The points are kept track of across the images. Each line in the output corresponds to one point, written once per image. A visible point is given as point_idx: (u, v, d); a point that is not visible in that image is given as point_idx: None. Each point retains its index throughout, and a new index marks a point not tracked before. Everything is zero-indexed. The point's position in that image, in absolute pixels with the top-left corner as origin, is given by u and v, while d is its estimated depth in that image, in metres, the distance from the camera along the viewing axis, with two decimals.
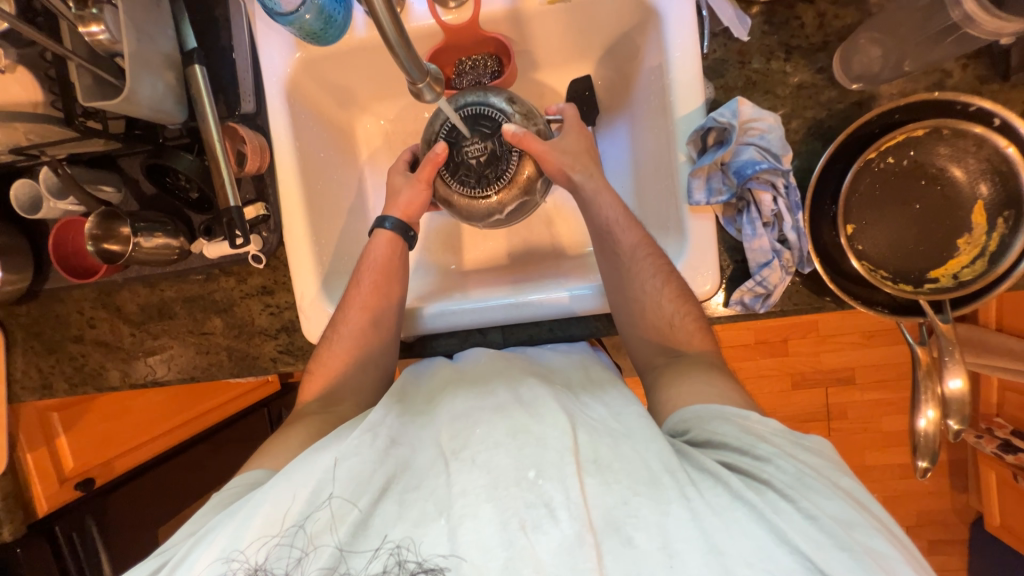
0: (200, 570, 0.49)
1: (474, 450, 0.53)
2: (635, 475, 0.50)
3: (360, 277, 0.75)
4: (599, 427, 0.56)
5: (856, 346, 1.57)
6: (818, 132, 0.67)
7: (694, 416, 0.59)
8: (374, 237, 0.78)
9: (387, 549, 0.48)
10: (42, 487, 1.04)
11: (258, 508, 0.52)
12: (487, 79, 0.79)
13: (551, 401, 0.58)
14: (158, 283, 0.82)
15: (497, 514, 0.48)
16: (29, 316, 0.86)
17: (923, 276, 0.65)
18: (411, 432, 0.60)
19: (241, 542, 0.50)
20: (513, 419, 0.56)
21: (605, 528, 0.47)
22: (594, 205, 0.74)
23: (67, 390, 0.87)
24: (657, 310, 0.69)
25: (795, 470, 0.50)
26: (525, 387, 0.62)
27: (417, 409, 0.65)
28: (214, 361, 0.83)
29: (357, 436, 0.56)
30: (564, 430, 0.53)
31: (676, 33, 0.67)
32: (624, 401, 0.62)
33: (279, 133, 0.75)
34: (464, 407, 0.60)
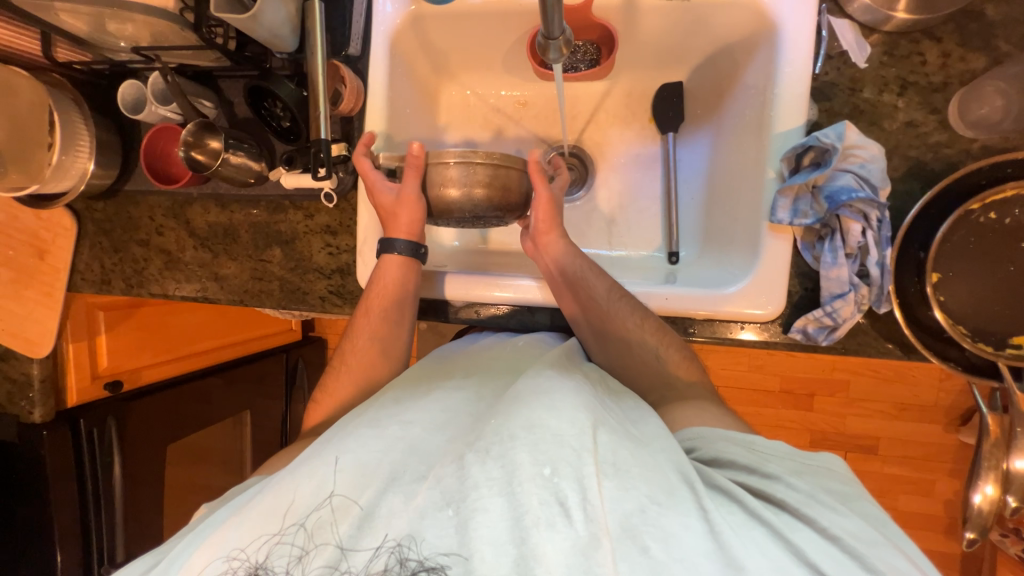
0: (200, 565, 0.49)
1: (488, 442, 0.51)
2: (654, 483, 0.48)
3: (369, 306, 0.74)
4: (618, 428, 0.53)
5: (887, 417, 1.51)
6: (919, 175, 0.65)
7: (701, 435, 0.59)
8: (381, 261, 0.74)
9: (388, 548, 0.47)
10: (76, 378, 1.07)
11: (254, 507, 0.51)
12: (585, 67, 0.81)
13: (573, 399, 0.54)
14: (229, 204, 0.85)
15: (509, 509, 0.47)
16: (103, 213, 0.90)
17: (1005, 339, 0.61)
18: (416, 408, 0.59)
19: (240, 539, 0.50)
20: (532, 412, 0.52)
21: (620, 533, 0.45)
22: (563, 261, 0.72)
23: (122, 290, 0.90)
24: (614, 325, 0.71)
25: (808, 488, 0.51)
26: (545, 377, 0.58)
27: (429, 387, 0.65)
28: (265, 289, 0.85)
29: (359, 432, 0.55)
30: (584, 426, 0.50)
31: (791, 49, 0.66)
32: (641, 413, 0.60)
33: (377, 80, 0.77)
34: (488, 403, 0.59)
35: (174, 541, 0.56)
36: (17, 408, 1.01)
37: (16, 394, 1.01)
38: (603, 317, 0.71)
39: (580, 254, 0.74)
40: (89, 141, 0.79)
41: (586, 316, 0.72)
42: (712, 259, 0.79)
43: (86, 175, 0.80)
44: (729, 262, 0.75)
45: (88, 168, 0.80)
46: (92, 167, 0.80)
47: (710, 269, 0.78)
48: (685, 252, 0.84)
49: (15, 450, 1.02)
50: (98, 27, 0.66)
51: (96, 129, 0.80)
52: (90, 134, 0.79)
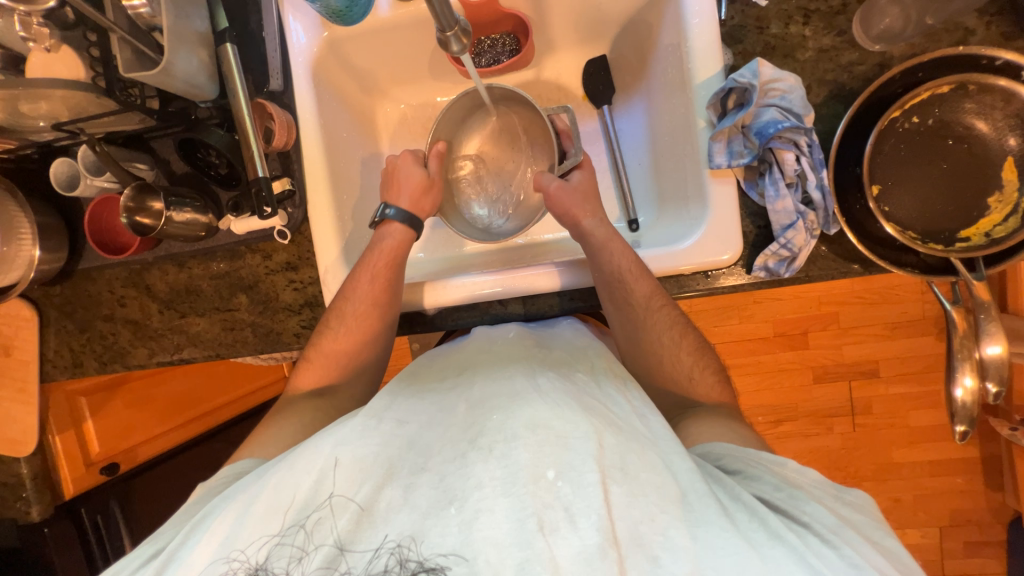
0: (200, 564, 0.49)
1: (491, 439, 0.50)
2: (663, 490, 0.48)
3: (376, 269, 0.75)
4: (626, 428, 0.53)
5: (879, 339, 1.53)
6: (840, 96, 0.67)
7: (725, 451, 0.59)
8: (384, 226, 0.79)
9: (388, 547, 0.47)
10: (70, 470, 1.04)
11: (257, 498, 0.51)
12: (506, 56, 0.82)
13: (575, 404, 0.53)
14: (186, 261, 0.84)
15: (513, 511, 0.46)
16: (62, 297, 0.88)
17: (953, 235, 0.63)
18: (404, 405, 0.58)
19: (240, 541, 0.49)
20: (536, 410, 0.52)
21: (629, 541, 0.45)
22: (613, 270, 0.71)
23: (97, 369, 0.89)
24: (652, 323, 0.71)
25: (835, 520, 0.50)
26: (543, 379, 0.58)
27: (428, 385, 0.65)
28: (238, 337, 0.84)
29: (361, 421, 0.55)
30: (590, 434, 0.49)
31: (695, 1, 0.68)
32: (646, 405, 0.59)
33: (306, 110, 0.77)
34: (485, 392, 0.57)
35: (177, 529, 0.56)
36: (12, 512, 0.97)
37: (10, 497, 0.97)
38: (640, 324, 0.71)
39: (625, 250, 0.72)
40: (31, 228, 0.78)
41: (621, 326, 0.73)
42: (669, 218, 0.79)
43: (34, 262, 0.79)
44: (684, 211, 0.75)
45: (34, 255, 0.79)
46: (38, 252, 0.79)
47: (669, 226, 0.78)
48: (645, 216, 0.85)
49: (20, 553, 0.99)
50: (12, 111, 0.65)
51: (35, 214, 0.79)
52: (31, 221, 0.78)
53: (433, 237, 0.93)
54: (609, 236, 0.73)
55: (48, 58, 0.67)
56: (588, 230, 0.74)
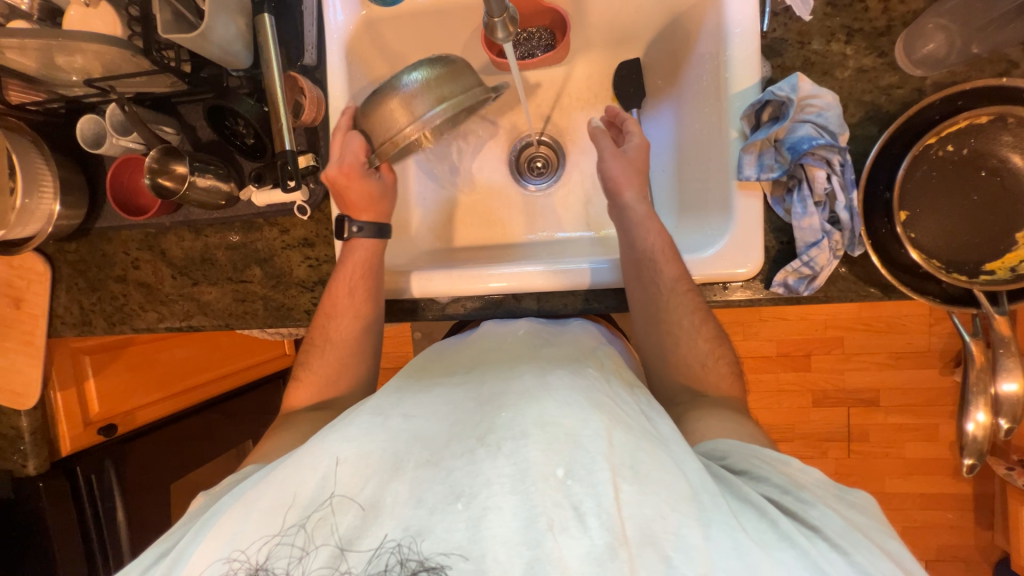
0: (202, 566, 0.48)
1: (500, 436, 0.50)
2: (674, 488, 0.47)
3: (343, 287, 0.76)
4: (636, 426, 0.53)
5: (883, 367, 1.53)
6: (874, 118, 0.67)
7: (732, 448, 0.58)
8: (350, 244, 0.76)
9: (388, 549, 0.45)
10: (68, 426, 1.04)
11: (263, 493, 0.51)
12: (541, 50, 0.82)
13: (582, 397, 0.53)
14: (203, 228, 0.84)
15: (522, 508, 0.46)
16: (77, 254, 0.88)
17: (978, 267, 0.63)
18: (417, 403, 0.59)
19: (243, 540, 0.48)
20: (546, 409, 0.52)
21: (639, 540, 0.45)
22: (646, 248, 0.72)
23: (105, 329, 0.89)
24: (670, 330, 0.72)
25: (840, 521, 0.50)
26: (553, 376, 0.58)
27: (435, 379, 0.65)
28: (249, 309, 0.84)
29: (360, 420, 0.55)
30: (600, 431, 0.49)
31: (737, 9, 0.67)
32: (656, 411, 0.58)
33: (337, 87, 0.77)
34: (493, 390, 0.57)
35: (180, 534, 0.56)
36: (10, 463, 0.98)
37: (8, 448, 0.97)
38: (661, 323, 0.71)
39: (660, 230, 0.73)
40: (53, 182, 0.78)
41: (646, 320, 0.73)
42: (689, 227, 0.79)
43: (53, 217, 0.79)
44: (706, 220, 0.75)
45: (54, 210, 0.79)
46: (58, 207, 0.79)
47: (689, 235, 0.78)
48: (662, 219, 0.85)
49: (12, 506, 0.98)
50: (47, 62, 0.65)
51: (59, 169, 0.79)
52: (54, 174, 0.78)
53: (433, 220, 0.92)
54: (645, 212, 0.74)
55: (86, 13, 0.67)
56: (627, 205, 0.74)
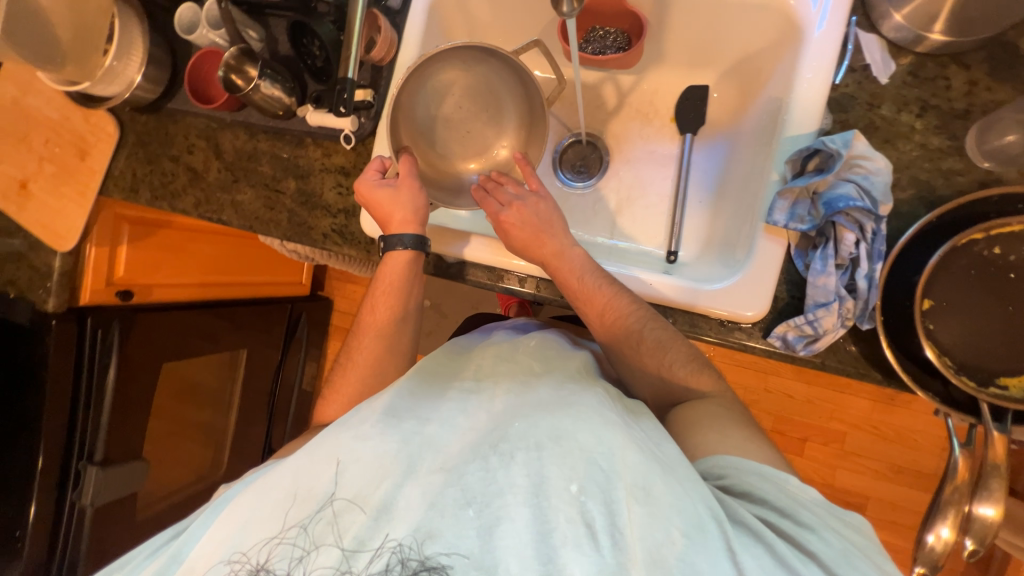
0: (207, 564, 0.50)
1: (513, 446, 0.50)
2: (685, 512, 0.46)
3: (376, 301, 0.79)
4: (648, 447, 0.51)
5: (878, 477, 1.45)
6: (925, 199, 0.64)
7: (730, 464, 0.55)
8: (390, 255, 0.77)
9: (388, 548, 0.46)
10: (91, 282, 1.13)
11: (270, 493, 0.52)
12: (611, 51, 0.82)
13: (594, 416, 0.52)
14: (257, 133, 0.90)
15: (535, 520, 0.46)
16: (144, 125, 0.96)
17: (992, 378, 0.59)
18: (432, 407, 0.58)
19: (244, 543, 0.50)
20: (557, 422, 0.52)
21: (650, 566, 0.44)
22: (559, 266, 0.72)
23: (147, 199, 0.96)
24: (642, 355, 0.69)
25: (839, 546, 0.48)
26: (566, 392, 0.57)
27: (449, 382, 0.64)
28: (273, 217, 0.89)
29: (374, 418, 0.55)
30: (612, 449, 0.49)
31: (814, 56, 0.66)
32: (660, 434, 0.55)
33: (412, 35, 0.80)
34: (506, 403, 0.57)
35: (197, 512, 0.60)
36: (33, 296, 1.06)
37: (36, 281, 1.06)
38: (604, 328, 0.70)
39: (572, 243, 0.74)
40: (141, 55, 0.85)
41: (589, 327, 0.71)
42: (711, 261, 0.79)
43: (133, 85, 0.86)
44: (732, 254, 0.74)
45: (135, 79, 0.86)
46: (139, 78, 0.86)
47: (709, 268, 0.78)
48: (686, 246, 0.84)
49: (25, 335, 1.06)
50: None
51: (150, 44, 0.86)
52: (144, 47, 0.86)
53: None
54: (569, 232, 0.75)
55: None
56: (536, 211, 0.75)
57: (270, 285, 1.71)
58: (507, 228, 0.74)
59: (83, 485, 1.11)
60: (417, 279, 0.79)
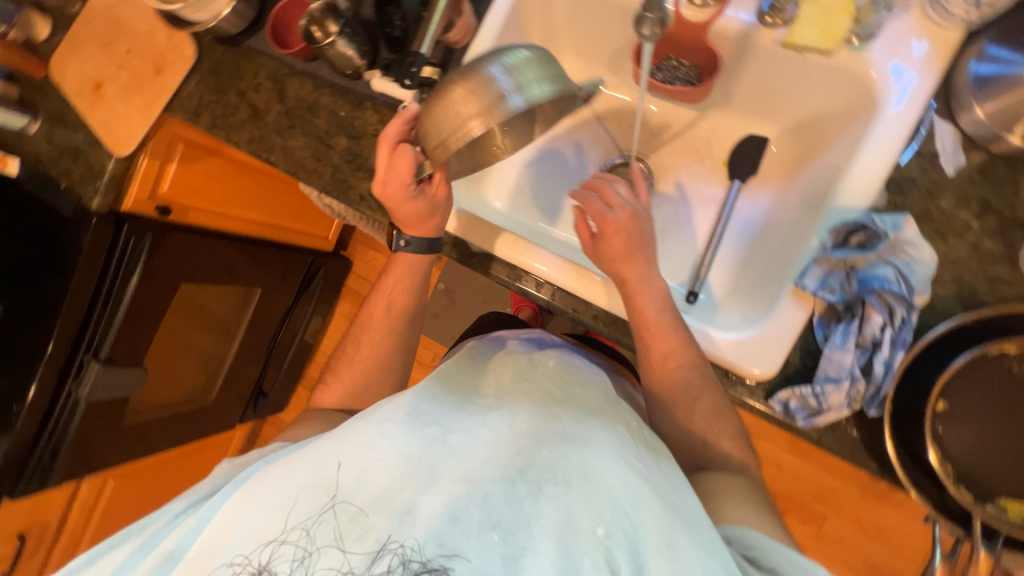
0: (220, 548, 0.50)
1: (542, 476, 0.50)
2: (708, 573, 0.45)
3: (381, 293, 0.85)
4: (671, 497, 0.50)
5: (851, 569, 1.40)
6: (964, 300, 0.62)
7: (758, 543, 0.51)
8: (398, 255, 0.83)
9: (391, 550, 0.46)
10: (137, 192, 1.18)
11: (287, 487, 0.51)
12: (681, 83, 0.78)
13: (619, 457, 0.52)
14: (322, 86, 0.93)
15: (559, 557, 0.46)
16: (221, 56, 1.00)
17: (992, 496, 0.57)
18: (454, 417, 0.57)
19: (257, 535, 0.49)
20: (585, 459, 0.51)
21: None
22: None
23: (206, 125, 1.00)
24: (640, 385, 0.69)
25: None
26: (591, 425, 0.56)
27: (470, 393, 0.63)
28: (318, 169, 0.91)
29: (400, 418, 0.55)
30: (638, 495, 0.49)
31: (883, 132, 0.65)
32: (673, 474, 0.54)
33: (490, 25, 0.81)
34: (529, 426, 0.56)
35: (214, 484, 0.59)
36: (82, 191, 1.12)
37: (87, 179, 1.11)
38: None
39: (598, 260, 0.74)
40: None
41: None
42: (731, 310, 0.78)
43: (219, 16, 0.90)
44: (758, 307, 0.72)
45: (223, 11, 0.90)
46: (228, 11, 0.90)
47: (728, 317, 0.77)
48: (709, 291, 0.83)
49: (65, 225, 1.12)
50: None
51: None
52: None
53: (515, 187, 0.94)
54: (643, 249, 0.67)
55: None
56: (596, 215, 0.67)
57: (296, 234, 1.76)
58: (609, 234, 0.66)
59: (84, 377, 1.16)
60: (425, 277, 0.84)
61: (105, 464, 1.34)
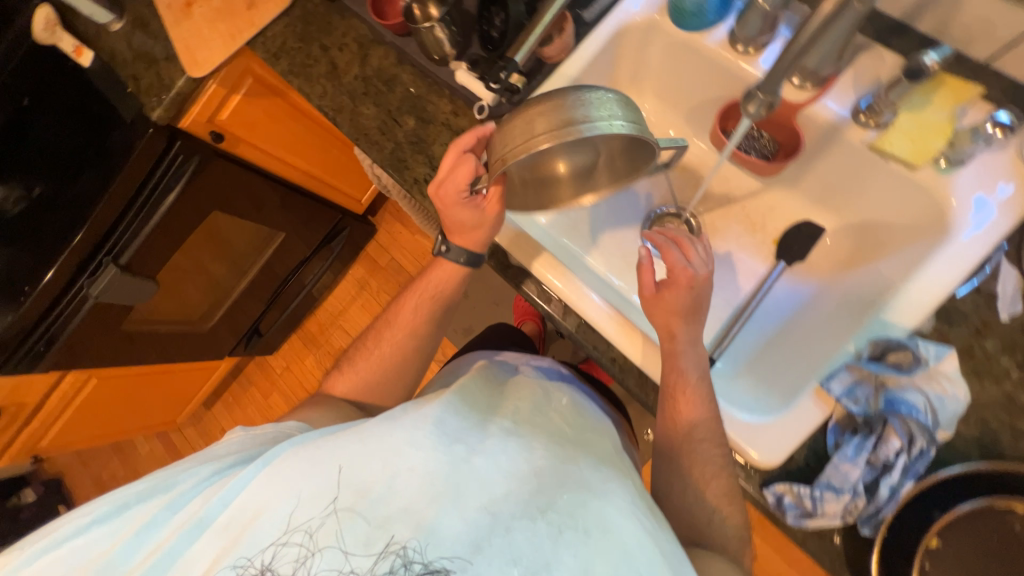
0: (239, 529, 0.52)
1: (560, 520, 0.51)
2: None
3: (409, 300, 0.87)
4: (674, 562, 0.51)
5: None
6: (984, 448, 0.61)
7: None
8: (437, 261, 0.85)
9: (392, 551, 0.49)
10: (196, 114, 1.18)
11: (309, 483, 0.54)
12: (754, 155, 0.81)
13: (628, 512, 0.53)
14: (406, 63, 0.93)
15: None
16: (316, 7, 1.01)
17: None
18: (477, 437, 0.59)
19: (276, 524, 0.52)
20: (601, 510, 0.52)
21: None
22: None
23: (283, 70, 1.01)
24: None
25: None
26: (603, 475, 0.58)
27: (493, 416, 0.65)
28: (380, 142, 0.91)
29: (428, 429, 0.57)
30: (645, 555, 0.50)
31: (946, 259, 0.64)
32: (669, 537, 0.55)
33: (588, 48, 0.81)
34: (550, 465, 0.57)
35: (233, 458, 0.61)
36: (145, 99, 1.12)
37: (154, 88, 1.11)
38: None
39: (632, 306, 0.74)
40: None
41: None
42: (746, 387, 0.78)
43: None
44: (777, 397, 0.72)
45: None
46: None
47: (742, 394, 0.76)
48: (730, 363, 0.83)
49: (121, 128, 1.13)
50: None
51: None
52: None
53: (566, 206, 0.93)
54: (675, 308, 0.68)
55: None
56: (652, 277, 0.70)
57: (332, 190, 1.77)
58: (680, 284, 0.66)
59: (99, 275, 1.18)
60: (457, 288, 0.86)
61: (93, 361, 1.36)
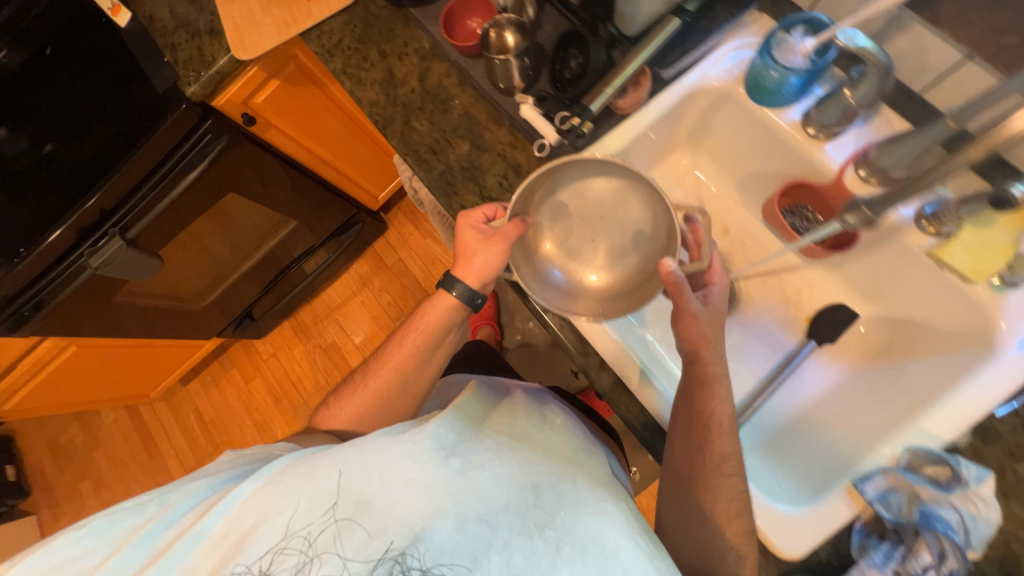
0: (232, 542, 0.50)
1: (559, 537, 0.49)
2: None
3: (405, 334, 0.81)
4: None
5: None
6: (1005, 569, 0.62)
7: None
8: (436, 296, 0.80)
9: (390, 557, 0.47)
10: (230, 94, 1.13)
11: (300, 491, 0.51)
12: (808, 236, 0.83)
13: (627, 531, 0.51)
14: (467, 84, 0.91)
15: None
16: (379, 9, 0.98)
17: None
18: (471, 445, 0.57)
19: (266, 534, 0.49)
20: (597, 526, 0.50)
21: None
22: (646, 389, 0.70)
23: (336, 68, 0.97)
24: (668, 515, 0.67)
25: None
26: (600, 494, 0.56)
27: (487, 426, 0.63)
28: (430, 161, 0.88)
29: (426, 443, 0.55)
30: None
31: (991, 378, 0.65)
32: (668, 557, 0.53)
33: (658, 105, 0.80)
34: (546, 479, 0.55)
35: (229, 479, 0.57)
36: (181, 73, 1.06)
37: (192, 63, 1.06)
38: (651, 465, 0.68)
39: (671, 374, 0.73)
40: None
41: None
42: (768, 466, 0.79)
43: None
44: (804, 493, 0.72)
45: None
46: None
47: (766, 476, 0.77)
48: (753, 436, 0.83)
49: (145, 99, 1.04)
50: None
51: None
52: None
53: None
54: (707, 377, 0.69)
55: None
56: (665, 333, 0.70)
57: (352, 184, 1.72)
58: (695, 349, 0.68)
59: (103, 246, 1.11)
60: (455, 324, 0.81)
61: (78, 332, 1.28)
